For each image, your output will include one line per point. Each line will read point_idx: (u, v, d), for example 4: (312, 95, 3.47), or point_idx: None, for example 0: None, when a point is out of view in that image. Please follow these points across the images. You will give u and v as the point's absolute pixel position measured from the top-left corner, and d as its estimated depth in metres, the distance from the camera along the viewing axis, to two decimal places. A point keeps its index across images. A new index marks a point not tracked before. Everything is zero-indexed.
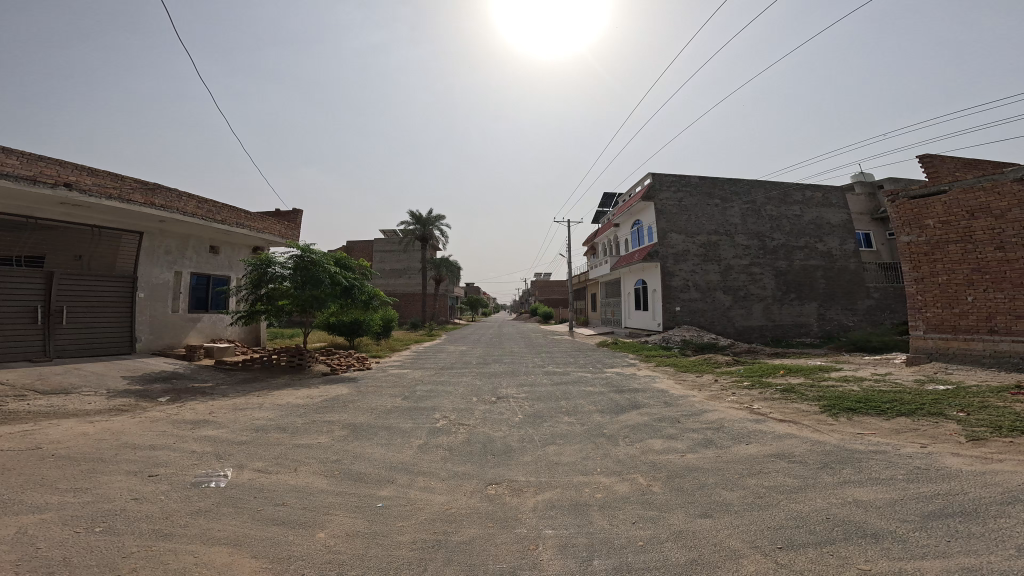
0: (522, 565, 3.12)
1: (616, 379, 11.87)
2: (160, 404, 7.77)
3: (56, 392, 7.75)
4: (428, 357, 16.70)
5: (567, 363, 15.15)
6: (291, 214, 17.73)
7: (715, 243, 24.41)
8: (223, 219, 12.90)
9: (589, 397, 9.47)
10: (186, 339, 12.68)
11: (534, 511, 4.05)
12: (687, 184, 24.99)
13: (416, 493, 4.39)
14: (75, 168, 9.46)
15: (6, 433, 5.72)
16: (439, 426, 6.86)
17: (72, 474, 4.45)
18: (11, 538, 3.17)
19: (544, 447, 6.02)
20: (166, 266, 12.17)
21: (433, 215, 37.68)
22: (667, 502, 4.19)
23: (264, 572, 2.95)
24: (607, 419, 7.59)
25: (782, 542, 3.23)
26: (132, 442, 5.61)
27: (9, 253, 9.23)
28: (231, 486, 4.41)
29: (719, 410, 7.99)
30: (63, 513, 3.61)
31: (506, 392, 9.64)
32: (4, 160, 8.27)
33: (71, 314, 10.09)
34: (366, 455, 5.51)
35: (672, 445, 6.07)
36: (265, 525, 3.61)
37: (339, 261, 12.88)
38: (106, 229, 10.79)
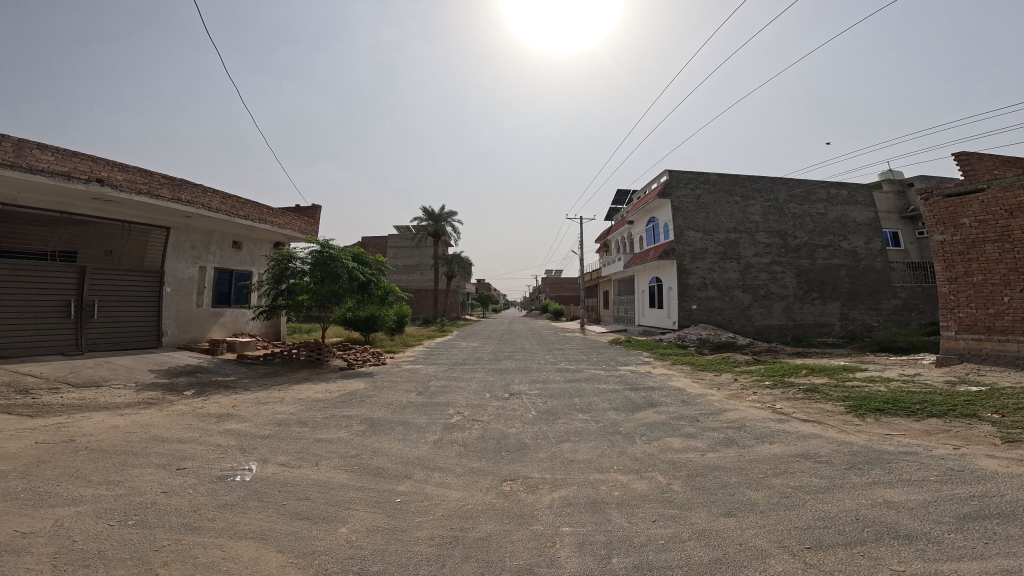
0: (539, 564, 3.10)
1: (631, 377, 11.77)
2: (186, 398, 7.96)
3: (86, 385, 7.99)
4: (440, 353, 16.70)
5: (579, 360, 15.07)
6: (310, 210, 17.98)
7: (735, 241, 24.04)
8: (246, 215, 13.17)
9: (603, 395, 9.41)
10: (210, 333, 12.96)
11: (551, 508, 4.04)
12: (706, 181, 24.60)
13: (433, 489, 4.41)
14: (106, 165, 9.77)
15: (41, 426, 5.91)
16: (453, 422, 6.89)
17: (104, 467, 4.58)
18: (50, 531, 3.26)
19: (559, 445, 5.98)
20: (192, 261, 12.47)
21: (446, 211, 38.03)
22: (688, 501, 4.13)
23: (291, 568, 2.97)
24: (623, 418, 7.50)
25: (811, 543, 3.16)
26: (158, 436, 5.74)
27: (43, 247, 9.55)
28: (256, 480, 4.49)
29: (741, 409, 7.86)
30: (97, 505, 3.71)
31: (519, 389, 9.63)
32: (40, 156, 8.54)
33: (102, 310, 10.35)
34: (384, 450, 5.55)
35: (691, 444, 5.99)
36: (290, 519, 3.67)
37: (356, 256, 12.92)
38: (134, 224, 11.08)
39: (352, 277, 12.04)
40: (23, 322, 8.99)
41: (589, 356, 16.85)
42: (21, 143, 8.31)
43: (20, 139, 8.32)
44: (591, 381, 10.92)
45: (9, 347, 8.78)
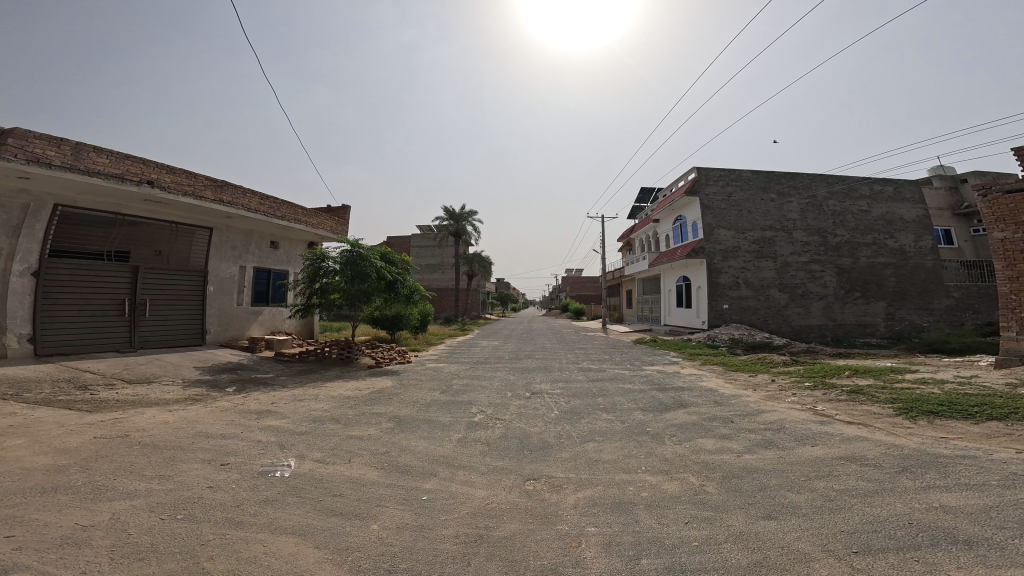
0: (564, 563, 3.23)
1: (657, 377, 11.75)
2: (229, 395, 8.35)
3: (137, 381, 8.47)
4: (463, 352, 16.88)
5: (602, 360, 15.05)
6: (340, 210, 18.47)
7: (771, 238, 23.60)
8: (282, 215, 13.72)
9: (628, 394, 9.45)
10: (250, 331, 13.56)
11: (576, 509, 4.15)
12: (738, 179, 24.28)
13: (458, 487, 4.57)
14: (155, 167, 10.32)
15: (99, 421, 6.33)
16: (475, 421, 7.04)
17: (156, 462, 4.90)
18: (107, 525, 3.54)
19: (584, 444, 6.10)
20: (232, 261, 13.07)
21: (467, 210, 38.47)
22: (723, 502, 4.28)
23: (327, 564, 3.17)
24: (650, 418, 7.55)
25: (859, 547, 3.29)
26: (203, 431, 6.08)
27: (101, 248, 10.14)
28: (296, 476, 4.74)
29: (779, 410, 7.82)
30: (150, 500, 4.01)
31: (541, 388, 9.72)
32: (96, 158, 9.13)
33: (153, 308, 10.97)
34: (410, 448, 5.73)
35: (726, 445, 6.03)
36: (325, 516, 3.88)
37: (383, 255, 13.23)
38: (180, 225, 11.66)
39: (380, 276, 12.38)
40: (83, 319, 9.62)
41: (613, 356, 16.61)
42: (78, 148, 8.86)
43: (79, 142, 8.91)
44: (615, 381, 10.94)
45: (71, 344, 9.38)
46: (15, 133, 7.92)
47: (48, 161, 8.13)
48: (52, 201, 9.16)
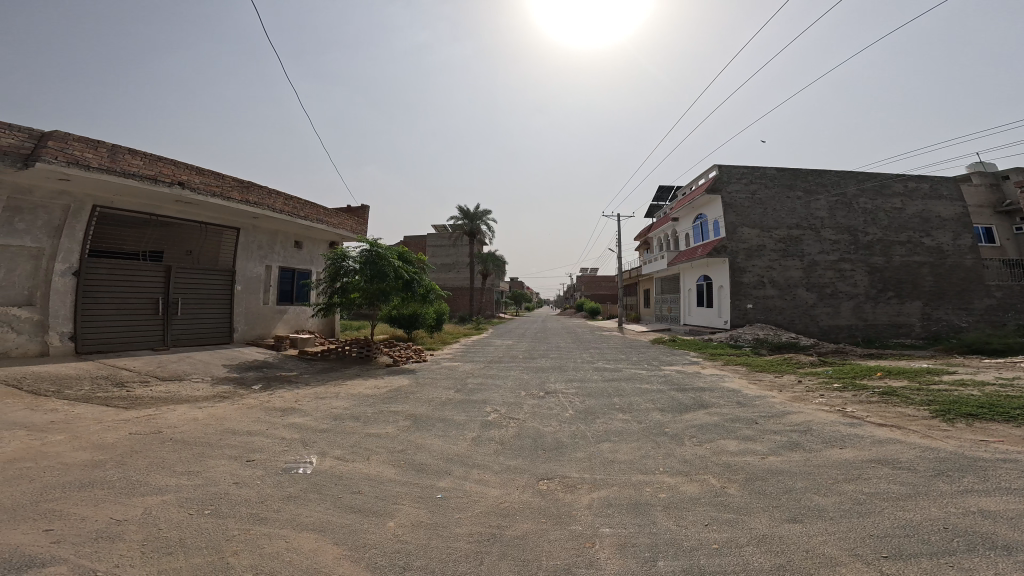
0: (577, 563, 3.20)
1: (677, 377, 11.58)
2: (254, 392, 8.51)
3: (169, 378, 8.73)
4: (478, 351, 16.92)
5: (619, 360, 14.88)
6: (361, 210, 18.69)
7: (798, 237, 23.09)
8: (306, 215, 13.97)
9: (646, 394, 9.32)
10: (275, 329, 13.86)
11: (590, 509, 4.11)
12: (763, 176, 23.84)
13: (473, 486, 4.56)
14: (186, 168, 10.53)
15: (134, 417, 6.53)
16: (490, 420, 7.04)
17: (186, 458, 5.03)
18: (140, 519, 3.63)
19: (598, 445, 6.02)
20: (259, 260, 13.37)
21: (482, 210, 38.60)
22: (747, 504, 4.18)
23: (345, 560, 3.20)
24: (669, 419, 7.44)
25: (888, 552, 3.18)
26: (230, 428, 6.21)
27: (137, 248, 10.49)
28: (315, 473, 4.80)
29: (806, 412, 7.63)
30: (179, 495, 4.11)
31: (555, 388, 9.66)
32: (130, 160, 9.37)
33: (184, 307, 11.30)
34: (426, 446, 5.75)
35: (750, 446, 5.90)
36: (344, 513, 3.93)
37: (400, 255, 13.35)
38: (210, 225, 11.98)
39: (398, 275, 12.49)
40: (120, 317, 9.96)
41: (629, 356, 16.29)
42: (115, 150, 9.11)
43: (115, 144, 9.14)
44: (632, 381, 10.81)
45: (110, 341, 9.72)
46: (56, 136, 8.15)
47: (86, 163, 8.42)
48: (91, 203, 9.45)
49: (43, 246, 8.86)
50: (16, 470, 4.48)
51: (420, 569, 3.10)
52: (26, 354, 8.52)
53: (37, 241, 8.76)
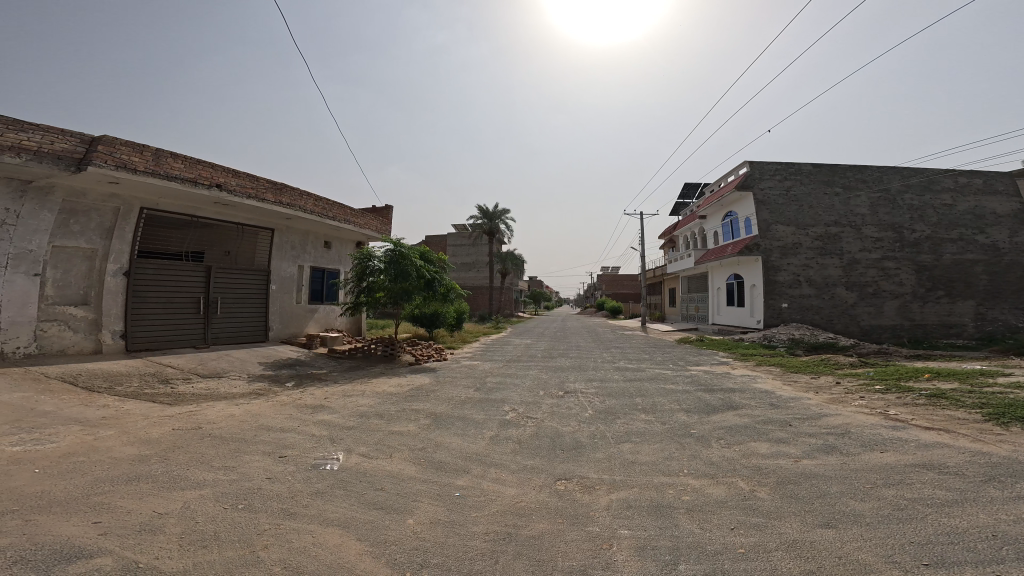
0: (594, 564, 3.17)
1: (705, 378, 11.36)
2: (288, 389, 8.77)
3: (209, 375, 9.07)
4: (497, 350, 16.98)
5: (642, 359, 14.68)
6: (386, 210, 18.99)
7: (837, 235, 22.34)
8: (335, 216, 14.30)
9: (672, 395, 9.17)
10: (306, 328, 14.23)
11: (609, 510, 4.07)
12: (798, 172, 23.17)
13: (490, 485, 4.57)
14: (223, 171, 10.90)
15: (177, 413, 6.82)
16: (508, 419, 7.05)
17: (222, 453, 5.22)
18: (180, 512, 3.79)
19: (618, 446, 5.95)
20: (292, 260, 13.73)
21: (501, 209, 38.74)
22: (777, 508, 4.07)
23: (367, 555, 3.26)
24: (695, 420, 7.31)
25: (929, 560, 3.05)
26: (264, 425, 6.41)
27: (180, 249, 10.91)
28: (341, 469, 4.91)
29: (844, 414, 7.38)
30: (215, 489, 4.26)
31: (575, 387, 9.61)
32: (173, 164, 9.75)
33: (223, 306, 11.72)
34: (445, 444, 5.81)
35: (782, 449, 5.75)
36: (368, 509, 4.00)
37: (422, 254, 13.52)
38: (246, 226, 12.37)
39: (420, 274, 12.67)
40: (164, 315, 10.40)
41: (651, 355, 15.99)
42: (158, 154, 9.50)
43: (158, 148, 9.53)
44: (656, 381, 10.65)
45: (155, 339, 10.17)
46: (105, 141, 8.53)
47: (133, 167, 8.81)
48: (138, 205, 9.84)
49: (96, 246, 9.31)
50: (70, 464, 4.72)
51: (435, 565, 3.14)
52: (82, 351, 9.00)
53: (91, 243, 9.20)
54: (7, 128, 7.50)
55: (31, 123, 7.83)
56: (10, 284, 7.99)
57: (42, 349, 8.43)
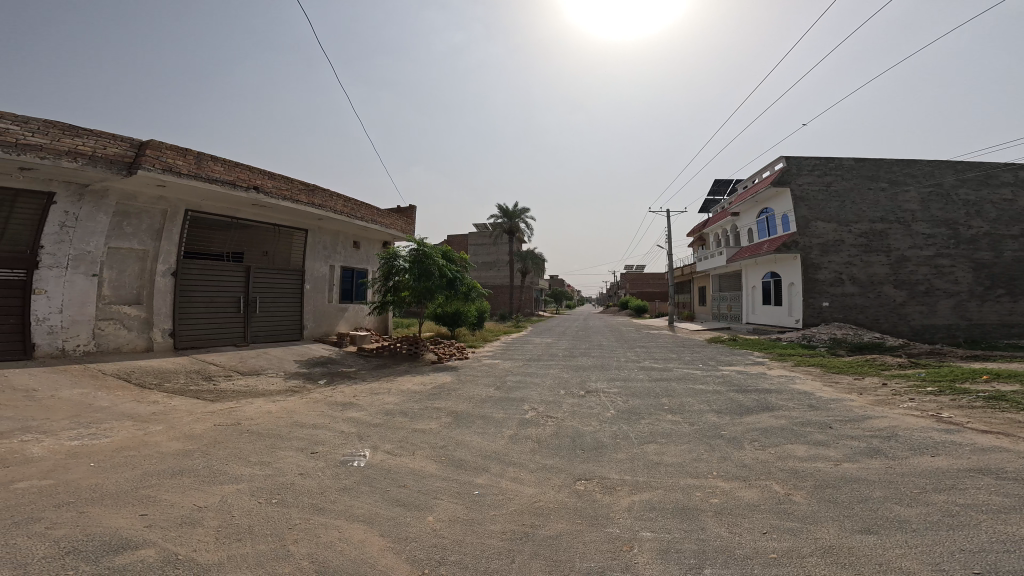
0: (613, 566, 3.12)
1: (738, 378, 11.04)
2: (319, 387, 9.01)
3: (248, 373, 9.40)
4: (517, 349, 16.99)
5: (668, 359, 14.36)
6: (411, 210, 19.24)
7: (884, 231, 21.37)
8: (363, 216, 14.58)
9: (703, 396, 8.94)
10: (338, 327, 14.57)
11: (630, 512, 4.00)
12: (839, 167, 22.32)
13: (508, 484, 4.56)
14: (260, 174, 11.28)
15: (218, 409, 7.10)
16: (528, 418, 7.01)
17: (259, 449, 5.39)
18: (218, 506, 3.93)
19: (642, 446, 5.85)
20: (324, 260, 14.08)
21: (520, 207, 38.68)
22: (813, 513, 3.91)
23: (388, 551, 3.30)
24: (726, 421, 7.10)
25: (980, 568, 2.89)
26: (298, 421, 6.60)
27: (221, 250, 11.35)
28: (368, 466, 4.99)
29: (891, 417, 7.04)
30: (252, 484, 4.41)
31: (597, 387, 9.50)
32: (213, 167, 10.14)
33: (261, 305, 12.14)
34: (465, 442, 5.83)
35: (821, 452, 5.52)
36: (391, 506, 4.05)
37: (444, 254, 13.63)
38: (281, 227, 12.78)
39: (443, 274, 12.80)
40: (208, 314, 10.84)
41: (679, 355, 15.64)
42: (200, 157, 9.92)
43: (200, 152, 9.94)
44: (683, 381, 10.41)
45: (199, 337, 10.61)
46: (151, 145, 8.92)
47: (177, 170, 9.19)
48: (183, 207, 10.29)
49: (147, 247, 9.76)
50: (122, 458, 4.97)
51: (455, 561, 3.16)
52: (135, 348, 9.47)
53: (142, 244, 9.65)
54: (65, 134, 8.00)
55: (86, 129, 8.30)
56: (71, 285, 8.57)
57: (100, 347, 8.94)
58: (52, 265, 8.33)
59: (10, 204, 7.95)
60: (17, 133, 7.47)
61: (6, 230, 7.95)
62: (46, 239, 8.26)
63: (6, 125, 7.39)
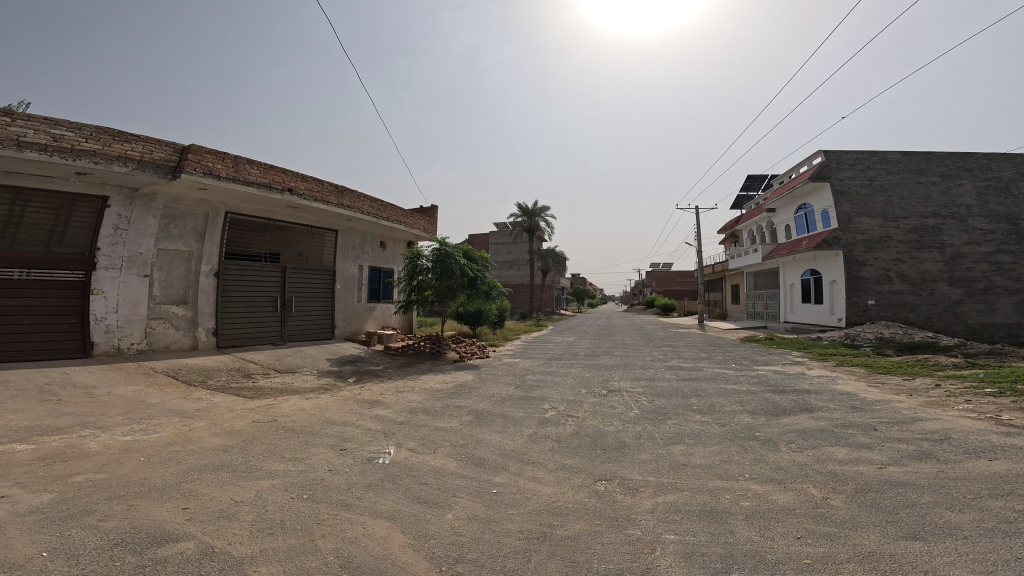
0: (633, 568, 3.07)
1: (775, 378, 10.66)
2: (349, 385, 9.22)
3: (284, 371, 9.71)
4: (538, 347, 16.97)
5: (698, 359, 14.00)
6: (434, 210, 19.45)
7: (936, 227, 20.27)
8: (389, 216, 14.84)
9: (736, 396, 8.67)
10: (366, 326, 14.88)
11: (652, 513, 3.92)
12: (885, 161, 21.29)
13: (526, 483, 4.53)
14: (293, 176, 11.64)
15: (256, 406, 7.36)
16: (548, 417, 6.95)
17: (292, 445, 5.56)
18: (253, 501, 4.07)
19: (667, 447, 5.72)
20: (353, 260, 14.41)
21: (539, 206, 38.60)
22: (851, 518, 3.73)
23: (408, 548, 3.33)
24: (761, 422, 6.86)
25: None
26: (329, 419, 6.77)
27: (259, 251, 11.78)
28: (391, 464, 5.05)
29: (943, 419, 6.66)
30: (285, 480, 4.54)
31: (620, 386, 9.37)
32: (249, 169, 10.51)
33: (297, 305, 12.54)
34: (485, 441, 5.83)
35: (864, 455, 5.26)
36: (412, 502, 4.10)
37: (466, 253, 13.72)
38: (314, 228, 13.15)
39: (464, 273, 12.91)
40: (248, 314, 11.28)
41: (710, 354, 15.23)
42: (237, 161, 10.31)
43: (237, 156, 10.31)
44: (714, 381, 10.11)
45: (240, 336, 11.05)
46: (193, 149, 9.31)
47: (217, 173, 9.58)
48: (223, 210, 10.73)
49: (192, 248, 10.19)
50: (168, 453, 5.22)
51: (475, 559, 3.16)
52: (183, 347, 9.92)
53: (188, 245, 10.10)
54: (115, 139, 8.42)
55: (134, 134, 8.70)
56: (125, 285, 9.05)
57: (151, 345, 9.42)
58: (107, 267, 8.83)
59: (69, 209, 8.44)
60: (73, 138, 7.86)
61: (66, 234, 8.45)
62: (103, 241, 8.75)
63: (63, 131, 7.79)
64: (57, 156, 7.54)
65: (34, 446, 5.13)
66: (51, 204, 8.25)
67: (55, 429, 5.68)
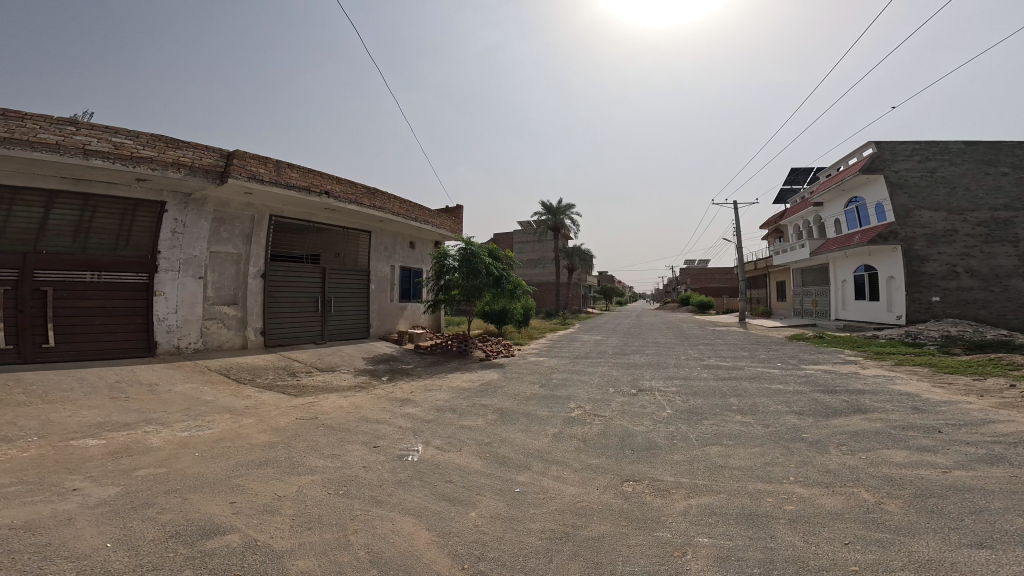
0: (661, 570, 2.94)
1: (824, 378, 10.07)
2: (383, 383, 9.39)
3: (325, 369, 10.01)
4: (564, 345, 16.82)
5: (737, 357, 13.43)
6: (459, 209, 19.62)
7: (1009, 219, 18.85)
8: (418, 216, 15.08)
9: (782, 397, 8.23)
10: (399, 325, 15.21)
11: (685, 515, 3.75)
12: (947, 151, 19.95)
13: (550, 483, 4.44)
14: (329, 179, 12.00)
15: (297, 404, 7.60)
16: (574, 416, 6.82)
17: (329, 442, 5.69)
18: (294, 495, 4.18)
19: (702, 447, 5.49)
20: (386, 260, 14.74)
21: (565, 204, 38.26)
22: (906, 524, 3.44)
23: (433, 545, 3.31)
24: (809, 423, 6.49)
25: None
26: (363, 416, 6.91)
27: (300, 252, 12.22)
28: (419, 461, 5.08)
29: (1020, 421, 6.10)
30: (324, 475, 4.64)
31: (652, 385, 9.08)
32: (290, 173, 10.90)
33: (336, 305, 12.93)
34: (510, 440, 5.78)
35: (925, 458, 4.86)
36: (438, 500, 4.10)
37: (491, 252, 13.75)
38: (348, 229, 13.52)
39: (491, 272, 12.96)
40: (291, 314, 11.73)
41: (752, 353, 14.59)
42: (279, 165, 10.65)
43: (278, 160, 10.73)
44: (756, 381, 9.65)
45: (283, 336, 11.50)
46: (238, 155, 9.73)
47: (261, 178, 10.01)
48: (267, 213, 11.22)
49: (240, 251, 10.68)
50: (220, 448, 5.45)
51: (500, 558, 3.11)
52: (233, 346, 10.41)
53: (236, 248, 10.60)
54: (168, 147, 8.91)
55: (184, 142, 9.17)
56: (183, 286, 9.58)
57: (206, 344, 9.92)
58: (167, 269, 9.38)
59: (132, 216, 8.99)
60: (132, 146, 8.38)
61: (131, 237, 9.01)
62: (163, 245, 9.31)
63: (123, 140, 8.30)
64: (119, 164, 8.07)
65: (103, 441, 5.48)
66: (116, 210, 8.81)
67: (122, 424, 6.05)
